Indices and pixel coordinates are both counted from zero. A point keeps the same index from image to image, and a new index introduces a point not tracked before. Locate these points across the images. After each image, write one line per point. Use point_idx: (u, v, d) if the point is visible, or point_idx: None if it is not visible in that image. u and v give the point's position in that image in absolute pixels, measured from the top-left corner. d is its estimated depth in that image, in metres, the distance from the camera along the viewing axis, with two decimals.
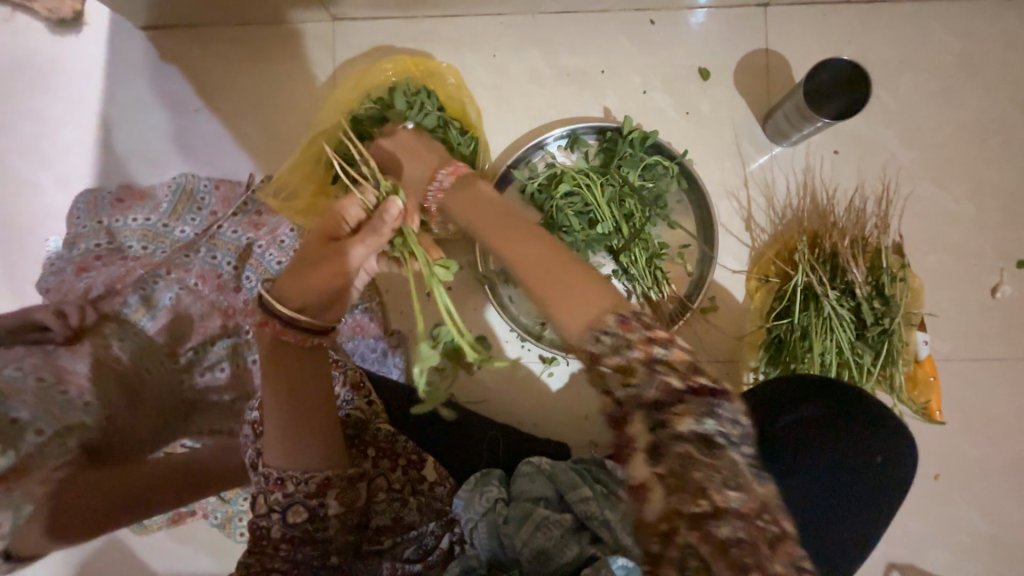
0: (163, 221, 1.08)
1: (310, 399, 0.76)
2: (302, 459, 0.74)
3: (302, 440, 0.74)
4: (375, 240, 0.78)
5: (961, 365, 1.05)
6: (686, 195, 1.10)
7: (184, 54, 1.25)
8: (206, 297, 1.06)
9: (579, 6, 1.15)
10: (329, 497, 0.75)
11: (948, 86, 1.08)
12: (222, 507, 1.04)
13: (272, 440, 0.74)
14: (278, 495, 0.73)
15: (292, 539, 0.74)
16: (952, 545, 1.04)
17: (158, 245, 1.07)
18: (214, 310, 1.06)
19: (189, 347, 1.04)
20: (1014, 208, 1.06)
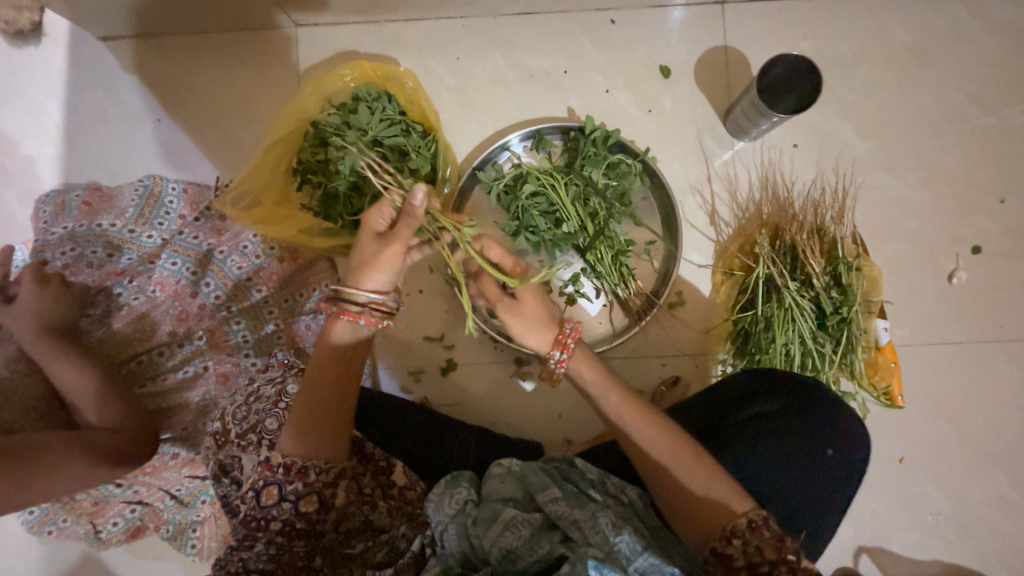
0: (129, 226, 1.06)
1: (342, 401, 0.78)
2: (322, 449, 0.76)
3: (326, 435, 0.76)
4: (413, 222, 0.81)
5: (920, 350, 1.08)
6: (651, 193, 1.12)
7: (146, 64, 1.23)
8: (163, 305, 1.06)
9: (539, 6, 1.16)
10: (340, 488, 0.77)
11: (901, 78, 1.10)
12: (182, 512, 1.05)
13: (290, 428, 0.75)
14: (296, 485, 0.74)
15: (292, 530, 0.76)
16: (917, 525, 1.07)
17: (124, 252, 1.06)
18: (168, 315, 1.06)
19: (135, 357, 1.05)
20: (968, 194, 1.08)
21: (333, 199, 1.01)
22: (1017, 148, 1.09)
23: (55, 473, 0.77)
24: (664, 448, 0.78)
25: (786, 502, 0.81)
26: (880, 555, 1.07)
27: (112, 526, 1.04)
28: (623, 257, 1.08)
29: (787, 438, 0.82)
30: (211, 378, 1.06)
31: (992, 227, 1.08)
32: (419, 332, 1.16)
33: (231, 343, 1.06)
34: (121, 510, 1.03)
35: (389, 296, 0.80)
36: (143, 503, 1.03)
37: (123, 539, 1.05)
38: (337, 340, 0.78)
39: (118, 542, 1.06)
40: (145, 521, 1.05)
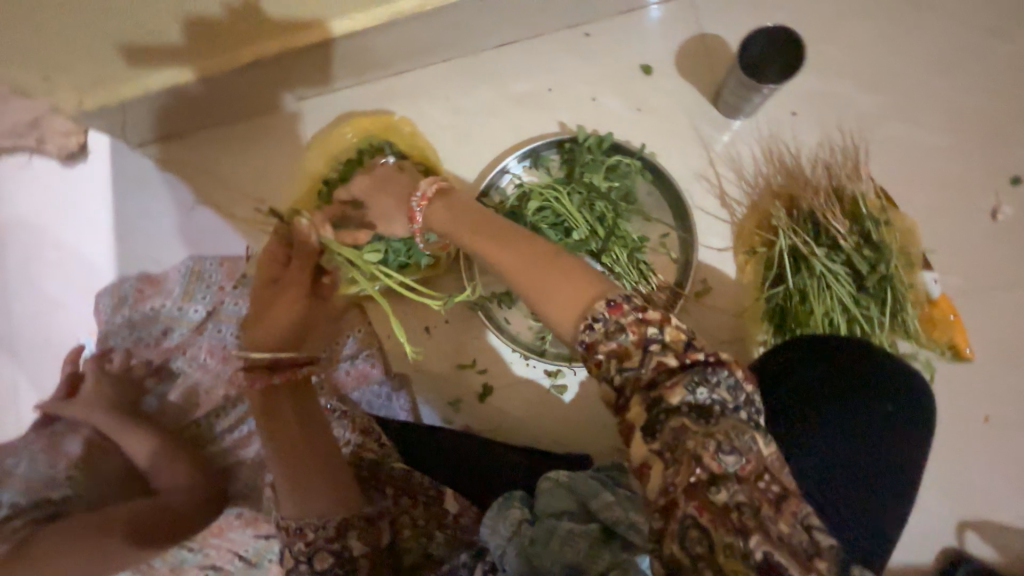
0: (177, 305, 1.15)
1: (312, 444, 0.84)
2: (313, 506, 0.78)
3: (309, 488, 0.80)
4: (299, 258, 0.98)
5: (980, 297, 1.00)
6: (655, 187, 1.12)
7: (176, 159, 1.37)
8: (214, 371, 1.13)
9: (516, 35, 1.22)
10: (349, 539, 0.78)
11: (892, 25, 1.08)
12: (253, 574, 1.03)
13: (284, 492, 0.80)
14: (301, 545, 0.77)
15: None
16: (1022, 488, 0.96)
17: (176, 328, 1.14)
18: (218, 381, 1.13)
19: (197, 422, 1.12)
20: (993, 126, 1.03)
21: None
22: None
23: (126, 544, 0.89)
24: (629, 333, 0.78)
25: None
26: (986, 528, 0.97)
27: None
28: (638, 254, 1.08)
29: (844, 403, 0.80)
30: None
31: None
32: (452, 362, 1.18)
33: None
34: None
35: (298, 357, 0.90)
36: (215, 567, 1.03)
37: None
38: (274, 386, 0.86)
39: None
40: None
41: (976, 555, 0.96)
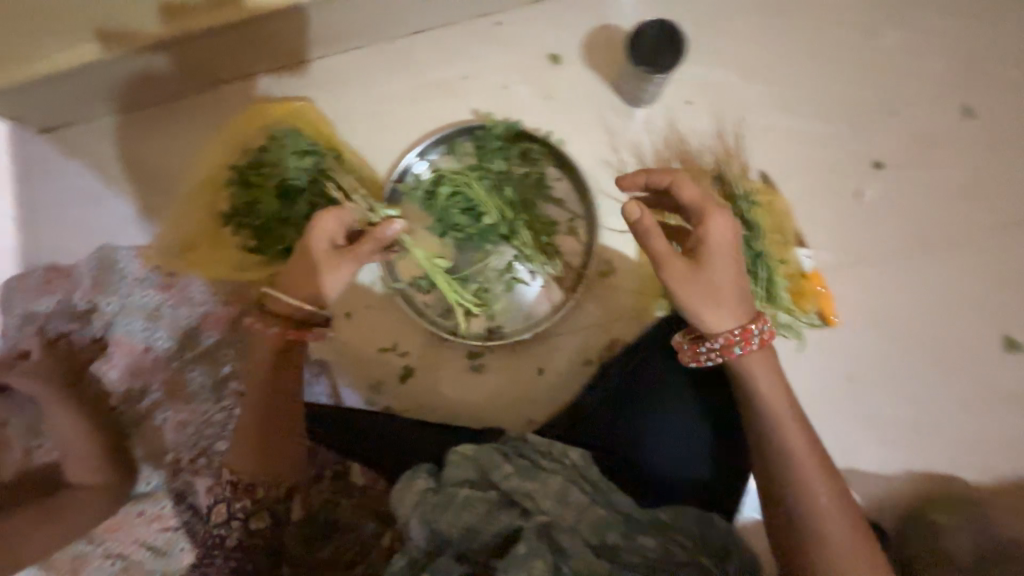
0: (88, 298, 1.14)
1: (278, 415, 0.90)
2: (269, 467, 0.88)
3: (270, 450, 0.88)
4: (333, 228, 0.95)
5: (847, 270, 1.11)
6: (563, 171, 1.17)
7: (82, 146, 1.32)
8: (121, 365, 1.10)
9: (431, 23, 1.24)
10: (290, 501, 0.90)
11: (774, 21, 1.16)
12: (162, 562, 1.04)
13: (243, 445, 0.88)
14: (244, 502, 0.86)
15: (247, 545, 0.87)
16: (881, 439, 1.08)
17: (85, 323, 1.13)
18: (125, 375, 1.10)
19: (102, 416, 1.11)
20: (860, 115, 1.13)
21: (266, 235, 1.07)
22: (899, 63, 1.13)
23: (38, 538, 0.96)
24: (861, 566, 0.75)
25: None
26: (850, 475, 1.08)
27: None
28: (546, 237, 1.15)
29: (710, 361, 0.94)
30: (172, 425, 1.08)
31: (889, 141, 1.12)
32: (374, 345, 1.21)
33: (189, 389, 1.09)
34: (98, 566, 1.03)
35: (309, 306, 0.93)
36: (122, 556, 1.04)
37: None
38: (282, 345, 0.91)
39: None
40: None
41: None
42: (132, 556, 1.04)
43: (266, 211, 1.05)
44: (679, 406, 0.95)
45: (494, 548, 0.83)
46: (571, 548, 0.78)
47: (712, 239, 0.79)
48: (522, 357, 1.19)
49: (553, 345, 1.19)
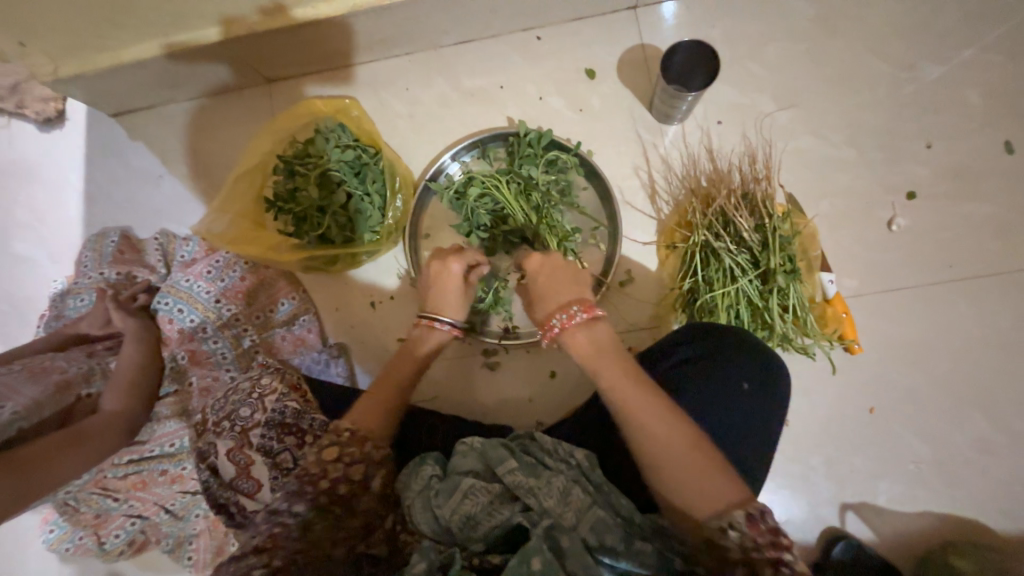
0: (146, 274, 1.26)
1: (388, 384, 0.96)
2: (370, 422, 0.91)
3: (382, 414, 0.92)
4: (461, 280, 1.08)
5: (872, 299, 1.09)
6: (588, 182, 1.21)
7: (147, 130, 1.44)
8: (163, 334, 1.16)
9: (473, 34, 1.30)
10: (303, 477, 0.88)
11: (809, 48, 1.17)
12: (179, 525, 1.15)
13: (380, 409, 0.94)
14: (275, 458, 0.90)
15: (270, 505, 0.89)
16: (900, 477, 1.05)
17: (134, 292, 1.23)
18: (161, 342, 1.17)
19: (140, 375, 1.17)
20: (894, 145, 1.12)
21: (304, 220, 1.13)
22: (936, 97, 1.13)
23: (68, 462, 0.88)
24: (715, 485, 0.73)
25: (729, 446, 0.83)
26: (866, 510, 1.05)
27: (115, 537, 1.14)
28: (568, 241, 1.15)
29: (747, 388, 0.84)
30: (199, 390, 1.14)
31: (923, 172, 1.11)
32: (395, 334, 1.26)
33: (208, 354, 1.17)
34: (122, 523, 1.14)
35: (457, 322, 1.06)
36: (142, 516, 1.12)
37: (126, 549, 1.17)
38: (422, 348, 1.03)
39: (122, 552, 1.17)
40: (146, 534, 1.17)
41: (855, 534, 1.05)
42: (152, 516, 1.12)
43: (307, 198, 1.10)
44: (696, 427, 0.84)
45: (494, 540, 0.83)
46: (572, 551, 0.75)
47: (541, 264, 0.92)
48: (535, 358, 1.22)
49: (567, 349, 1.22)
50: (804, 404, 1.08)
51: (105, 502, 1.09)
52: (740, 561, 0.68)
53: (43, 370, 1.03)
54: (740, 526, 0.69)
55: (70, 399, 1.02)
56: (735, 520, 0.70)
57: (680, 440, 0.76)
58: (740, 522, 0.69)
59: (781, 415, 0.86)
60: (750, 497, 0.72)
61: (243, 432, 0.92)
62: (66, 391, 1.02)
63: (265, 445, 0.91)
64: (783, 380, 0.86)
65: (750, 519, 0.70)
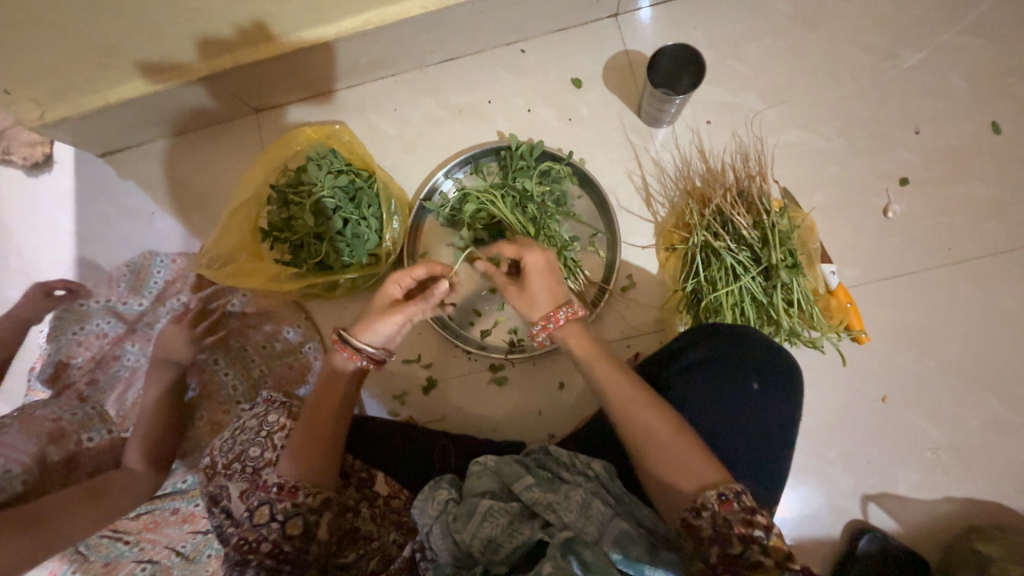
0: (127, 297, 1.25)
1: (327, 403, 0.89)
2: (305, 463, 0.85)
3: (313, 453, 0.85)
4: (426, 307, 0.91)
5: (875, 287, 1.09)
6: (584, 190, 1.21)
7: (136, 167, 1.43)
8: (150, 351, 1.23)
9: (457, 52, 1.31)
10: (324, 517, 0.85)
11: (792, 44, 1.19)
12: (189, 570, 1.05)
13: (294, 449, 0.85)
14: (285, 504, 0.83)
15: (279, 554, 0.82)
16: (919, 464, 1.04)
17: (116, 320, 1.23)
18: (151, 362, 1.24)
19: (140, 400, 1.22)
20: (882, 133, 1.13)
21: (301, 248, 1.12)
22: (921, 83, 1.14)
23: (79, 521, 0.90)
24: (698, 467, 0.72)
25: (748, 447, 0.82)
26: (887, 501, 1.04)
27: None
28: (567, 250, 1.15)
29: (760, 387, 0.84)
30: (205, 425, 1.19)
31: (913, 158, 1.12)
32: (400, 356, 1.24)
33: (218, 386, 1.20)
34: (132, 570, 1.05)
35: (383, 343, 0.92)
36: (152, 561, 1.05)
37: None
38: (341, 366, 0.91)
39: None
40: None
41: (878, 526, 1.04)
42: (161, 560, 1.05)
43: (302, 226, 1.09)
44: (712, 429, 0.82)
45: (517, 559, 0.81)
46: (594, 562, 0.74)
47: (531, 268, 0.86)
48: (542, 370, 1.21)
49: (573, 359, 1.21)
50: (816, 397, 1.08)
51: (116, 546, 1.08)
52: (712, 538, 0.68)
53: (32, 421, 1.03)
54: (712, 504, 0.68)
55: (70, 446, 1.05)
56: (707, 499, 0.69)
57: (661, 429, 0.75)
58: (711, 501, 0.68)
59: (797, 412, 0.85)
60: (725, 480, 0.70)
61: (255, 472, 0.89)
62: (63, 439, 1.05)
63: None
64: (797, 376, 0.85)
65: (722, 499, 0.68)
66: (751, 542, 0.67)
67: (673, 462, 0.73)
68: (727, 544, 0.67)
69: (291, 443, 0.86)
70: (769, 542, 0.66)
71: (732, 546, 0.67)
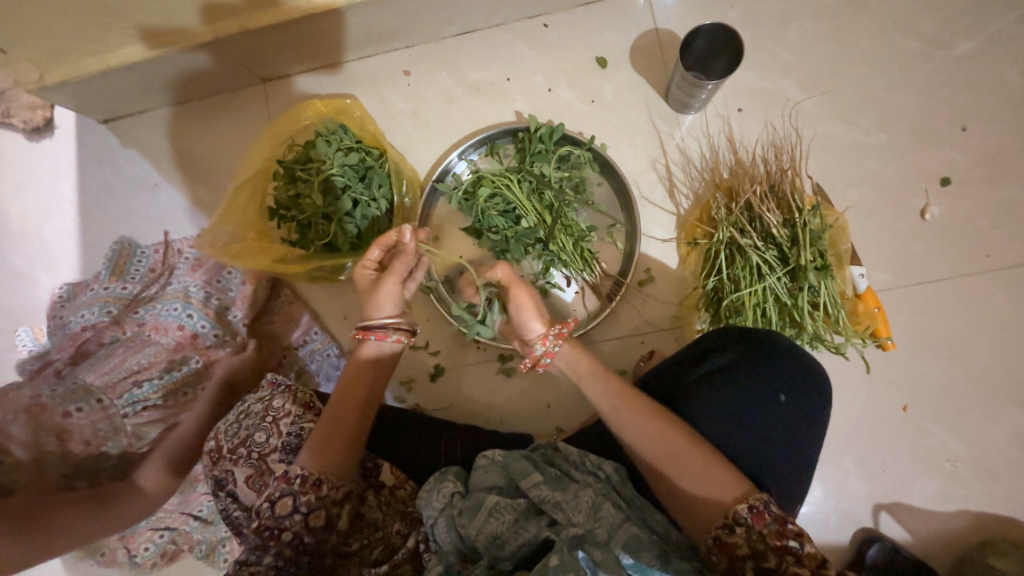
0: (110, 284, 1.19)
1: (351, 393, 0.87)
2: (332, 461, 0.82)
3: (339, 448, 0.83)
4: (398, 275, 0.87)
5: (905, 292, 1.04)
6: (604, 178, 1.15)
7: (137, 135, 1.38)
8: (158, 342, 1.10)
9: (476, 24, 1.24)
10: (345, 506, 0.82)
11: (835, 27, 1.11)
12: (208, 533, 1.10)
13: (317, 445, 0.82)
14: (309, 496, 0.79)
15: (299, 546, 0.78)
16: (935, 476, 1.01)
17: (107, 309, 1.15)
18: (153, 350, 1.10)
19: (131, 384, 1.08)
20: (926, 129, 1.06)
21: (308, 229, 1.08)
22: (972, 75, 1.06)
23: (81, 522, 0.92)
24: (720, 481, 0.71)
25: (765, 456, 0.79)
26: (900, 511, 1.02)
27: (145, 551, 1.11)
28: (585, 242, 1.10)
29: (785, 395, 0.80)
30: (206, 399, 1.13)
31: (958, 156, 1.05)
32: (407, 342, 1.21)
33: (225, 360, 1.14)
34: (150, 537, 1.10)
35: (403, 319, 0.90)
36: (170, 528, 1.10)
37: (158, 562, 1.12)
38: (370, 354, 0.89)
39: (155, 564, 1.12)
40: (178, 543, 1.12)
41: (887, 534, 1.02)
42: (179, 527, 1.10)
43: (310, 205, 1.05)
44: (730, 436, 0.79)
45: (524, 556, 0.80)
46: (604, 563, 0.74)
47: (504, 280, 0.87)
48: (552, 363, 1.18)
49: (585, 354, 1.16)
50: (835, 402, 1.04)
51: None
52: (747, 554, 0.67)
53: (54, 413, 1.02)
54: (745, 520, 0.68)
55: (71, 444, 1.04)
56: (740, 513, 0.69)
57: (686, 450, 0.74)
58: (744, 515, 0.68)
59: (819, 421, 0.82)
60: (752, 491, 0.71)
61: (261, 458, 0.88)
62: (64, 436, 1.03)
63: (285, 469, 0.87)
64: (823, 384, 0.82)
65: (754, 511, 0.68)
66: (785, 554, 0.66)
67: (702, 481, 0.72)
68: (761, 559, 0.66)
69: (313, 435, 0.84)
70: (802, 551, 0.65)
71: (769, 563, 0.65)
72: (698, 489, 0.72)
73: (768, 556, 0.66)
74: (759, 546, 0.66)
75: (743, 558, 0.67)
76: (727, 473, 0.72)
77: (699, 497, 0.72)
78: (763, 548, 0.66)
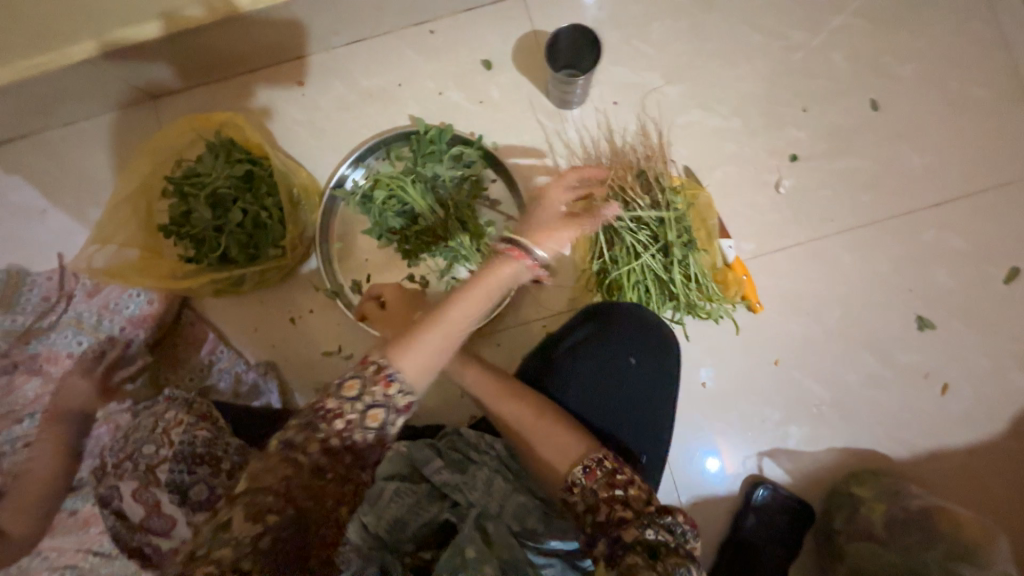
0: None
1: None
2: None
3: None
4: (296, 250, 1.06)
5: (768, 258, 1.16)
6: (497, 173, 1.21)
7: (21, 161, 1.32)
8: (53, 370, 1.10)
9: (364, 33, 1.27)
10: None
11: (691, 24, 1.21)
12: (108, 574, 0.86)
13: None
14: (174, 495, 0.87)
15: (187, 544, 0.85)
16: (806, 420, 1.13)
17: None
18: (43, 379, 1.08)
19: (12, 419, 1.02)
20: (774, 112, 1.19)
21: (202, 245, 1.08)
22: (808, 62, 1.20)
23: None
24: (562, 447, 0.78)
25: (634, 416, 0.87)
26: (779, 455, 1.14)
27: None
28: (480, 236, 1.14)
29: (647, 360, 0.89)
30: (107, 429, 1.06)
31: (803, 135, 1.18)
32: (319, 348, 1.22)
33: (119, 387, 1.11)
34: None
35: None
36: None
37: None
38: None
39: None
40: None
41: (771, 477, 1.13)
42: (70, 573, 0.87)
43: (199, 220, 1.05)
44: (602, 403, 0.87)
45: (426, 538, 0.83)
46: (496, 532, 0.78)
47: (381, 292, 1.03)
48: None
49: (493, 342, 1.21)
50: (716, 364, 1.15)
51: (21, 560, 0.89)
52: (585, 509, 0.72)
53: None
54: (578, 480, 0.74)
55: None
56: (575, 475, 0.74)
57: (534, 421, 0.80)
58: (577, 476, 0.74)
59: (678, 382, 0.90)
60: (591, 452, 0.76)
61: (148, 469, 0.88)
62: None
63: (174, 480, 0.87)
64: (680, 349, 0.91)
65: (586, 470, 0.74)
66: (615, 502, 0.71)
67: (548, 448, 0.78)
68: (595, 512, 0.71)
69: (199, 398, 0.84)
70: (627, 495, 0.71)
71: (600, 513, 0.70)
72: (545, 456, 0.78)
73: (600, 509, 0.71)
74: (593, 500, 0.72)
75: (583, 513, 0.72)
76: (569, 436, 0.79)
77: (546, 463, 0.78)
78: (596, 502, 0.71)
